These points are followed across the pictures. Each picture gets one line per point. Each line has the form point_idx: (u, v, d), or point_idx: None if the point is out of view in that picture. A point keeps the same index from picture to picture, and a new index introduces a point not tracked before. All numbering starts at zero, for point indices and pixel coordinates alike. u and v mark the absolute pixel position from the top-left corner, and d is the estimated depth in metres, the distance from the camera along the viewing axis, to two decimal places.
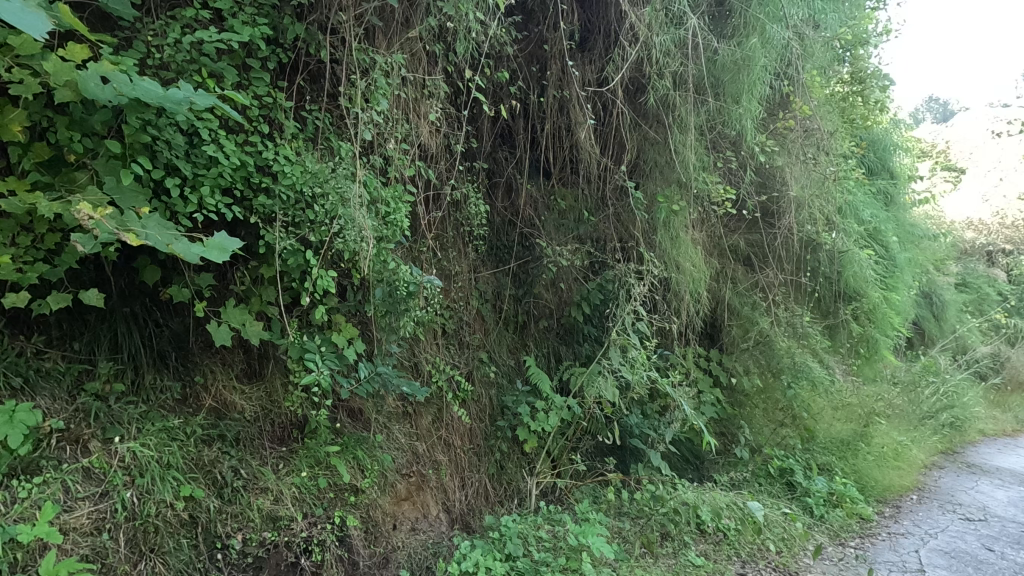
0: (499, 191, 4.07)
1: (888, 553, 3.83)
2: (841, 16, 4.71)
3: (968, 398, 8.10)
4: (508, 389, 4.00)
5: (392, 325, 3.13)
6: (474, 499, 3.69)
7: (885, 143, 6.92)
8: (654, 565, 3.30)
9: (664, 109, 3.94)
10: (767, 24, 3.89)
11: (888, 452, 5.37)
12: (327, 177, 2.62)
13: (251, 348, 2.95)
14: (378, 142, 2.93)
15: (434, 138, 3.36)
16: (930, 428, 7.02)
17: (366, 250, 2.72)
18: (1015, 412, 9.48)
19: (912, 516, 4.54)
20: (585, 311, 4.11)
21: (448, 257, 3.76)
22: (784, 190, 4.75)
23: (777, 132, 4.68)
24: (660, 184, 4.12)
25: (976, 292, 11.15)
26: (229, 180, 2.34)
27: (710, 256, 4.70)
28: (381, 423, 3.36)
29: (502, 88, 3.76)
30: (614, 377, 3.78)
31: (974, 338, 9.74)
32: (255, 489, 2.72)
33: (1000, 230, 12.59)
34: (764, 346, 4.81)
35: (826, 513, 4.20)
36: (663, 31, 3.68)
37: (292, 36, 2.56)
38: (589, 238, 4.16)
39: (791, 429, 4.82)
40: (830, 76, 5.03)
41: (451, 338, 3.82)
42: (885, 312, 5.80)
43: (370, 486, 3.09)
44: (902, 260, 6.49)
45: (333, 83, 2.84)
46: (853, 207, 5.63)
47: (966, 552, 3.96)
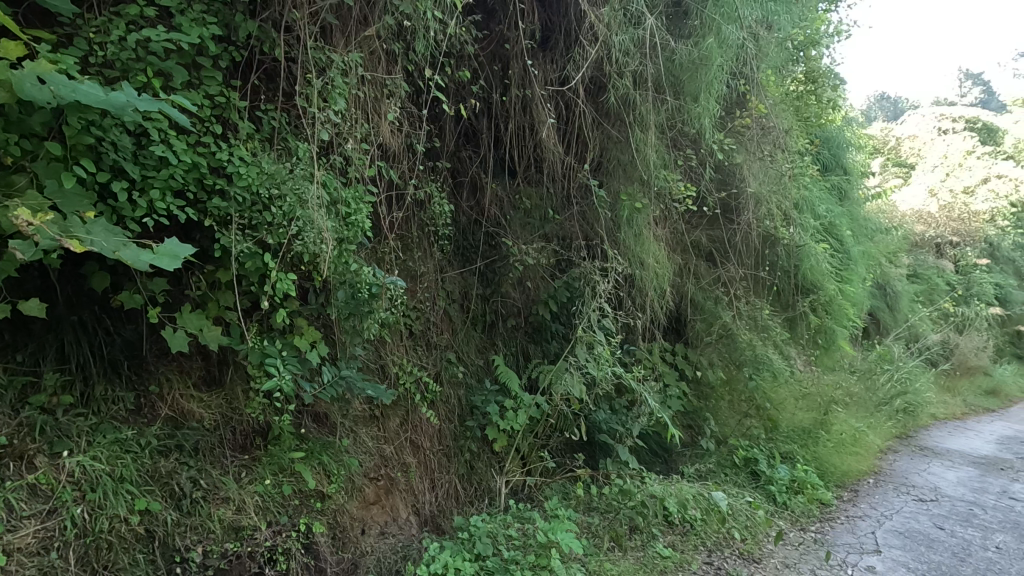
0: (464, 191, 4.06)
1: (846, 536, 3.98)
2: (793, 17, 4.84)
3: (921, 384, 8.48)
4: (476, 389, 3.99)
5: (356, 327, 3.08)
6: (444, 501, 3.67)
7: (838, 140, 7.17)
8: (622, 558, 3.34)
9: (625, 108, 3.99)
10: (723, 25, 3.94)
11: (846, 439, 5.54)
12: (284, 178, 2.56)
13: (210, 354, 2.87)
14: (337, 141, 2.88)
15: (396, 137, 3.33)
16: (885, 414, 7.32)
17: (327, 252, 2.67)
18: (964, 396, 9.95)
19: (869, 499, 4.72)
20: (552, 309, 4.14)
21: (413, 257, 3.73)
22: (743, 186, 4.86)
23: (736, 130, 4.78)
24: (623, 182, 4.16)
25: (926, 283, 11.67)
26: (181, 181, 2.28)
27: (673, 253, 4.78)
28: (348, 427, 3.30)
29: (464, 87, 3.75)
30: (581, 374, 3.82)
31: (925, 327, 10.20)
32: (216, 499, 2.65)
33: (948, 223, 13.12)
34: (727, 339, 4.93)
35: (789, 500, 4.33)
36: (623, 31, 3.72)
37: (244, 33, 2.50)
38: (555, 236, 4.18)
39: (755, 420, 4.95)
40: (784, 75, 5.18)
41: (418, 339, 3.79)
42: (841, 304, 6.01)
43: (337, 492, 3.05)
44: (857, 253, 6.73)
45: (290, 81, 2.78)
46: (809, 202, 5.80)
47: (919, 532, 4.14)
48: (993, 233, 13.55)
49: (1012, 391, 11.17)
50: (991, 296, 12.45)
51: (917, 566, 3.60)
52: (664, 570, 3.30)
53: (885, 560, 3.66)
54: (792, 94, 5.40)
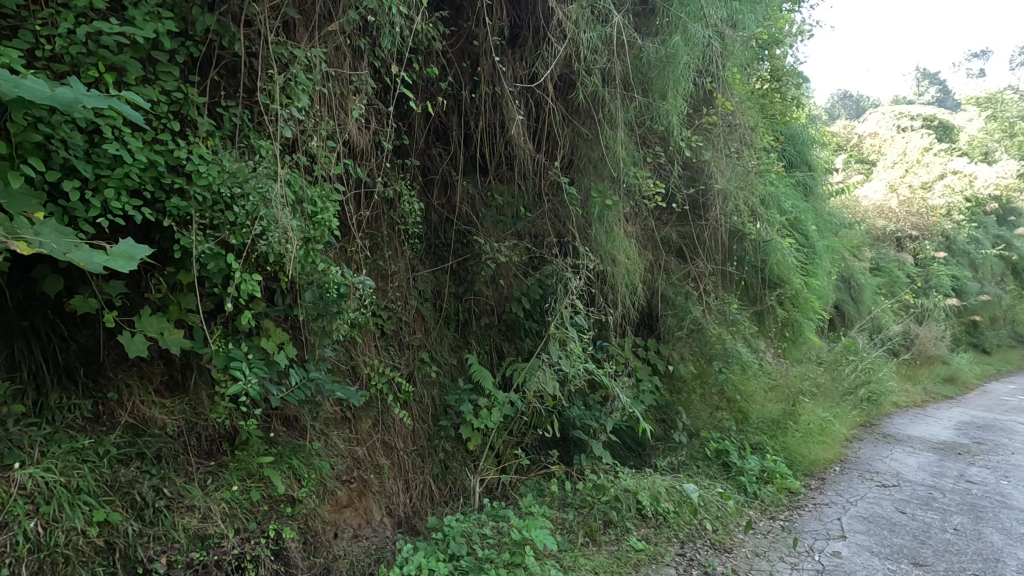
0: (435, 189, 4.04)
1: (813, 523, 4.08)
2: (758, 16, 4.92)
3: (883, 374, 8.76)
4: (450, 388, 3.97)
5: (324, 328, 3.03)
6: (419, 502, 3.65)
7: (802, 137, 7.33)
8: (597, 552, 3.36)
9: (594, 106, 4.00)
10: (688, 24, 3.99)
11: (812, 429, 5.81)
12: (247, 177, 2.50)
13: (173, 359, 2.78)
14: (302, 139, 2.82)
15: (363, 135, 3.28)
16: (850, 403, 7.57)
17: (292, 252, 2.61)
18: (924, 384, 10.34)
19: (835, 486, 4.86)
20: (525, 306, 4.14)
21: (383, 257, 3.68)
22: (710, 183, 4.94)
23: (703, 127, 4.84)
24: (594, 179, 4.17)
25: (889, 275, 12.05)
26: (137, 180, 2.20)
27: (644, 249, 4.82)
28: (318, 430, 3.24)
29: (432, 84, 3.72)
30: (554, 371, 3.83)
31: (887, 319, 10.55)
32: (180, 507, 2.57)
33: (907, 217, 13.57)
34: (697, 333, 5.00)
35: (758, 489, 4.43)
36: (590, 28, 3.73)
37: (202, 27, 2.43)
38: (527, 234, 4.19)
39: (727, 412, 5.14)
40: (749, 74, 5.27)
41: (390, 339, 3.75)
42: (807, 297, 6.06)
43: (308, 496, 2.99)
44: (821, 248, 6.89)
45: (251, 77, 2.71)
46: (775, 198, 5.92)
47: (882, 517, 4.27)
48: (949, 227, 14.09)
49: (969, 378, 11.65)
50: (948, 288, 12.96)
51: (880, 550, 3.71)
52: (638, 563, 3.33)
53: (850, 545, 3.76)
54: (757, 92, 5.50)
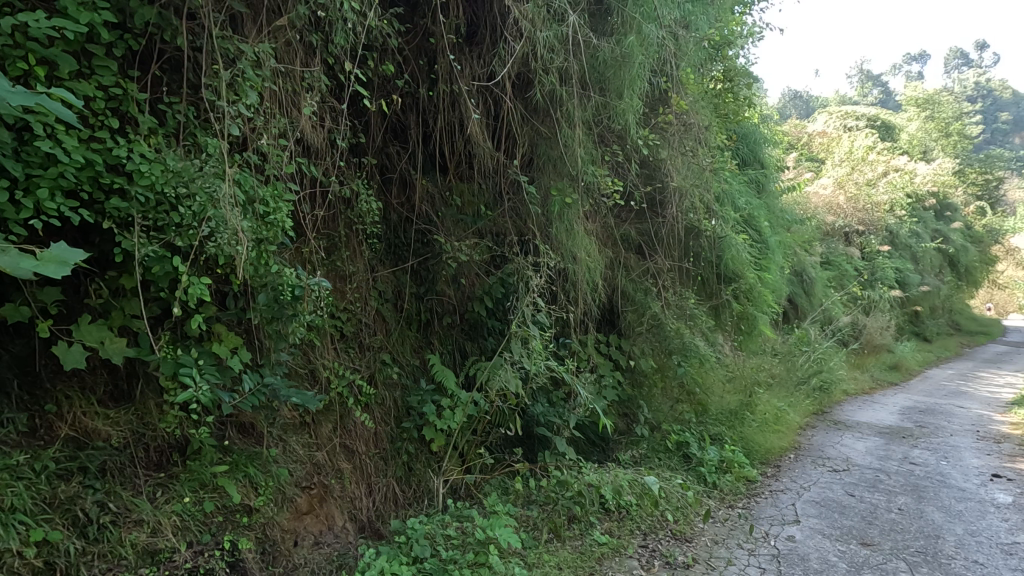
0: (393, 188, 3.98)
1: (769, 509, 4.24)
2: (710, 17, 5.03)
3: (834, 363, 9.16)
4: (412, 389, 3.93)
5: (280, 332, 2.95)
6: (382, 505, 3.60)
7: (754, 136, 7.55)
8: (560, 548, 3.39)
9: (552, 105, 4.01)
10: (643, 24, 4.02)
11: (768, 418, 6.16)
12: (194, 176, 2.40)
13: (118, 367, 2.66)
14: (251, 137, 2.73)
15: (317, 133, 3.21)
16: (803, 392, 7.90)
17: (243, 253, 2.52)
18: (871, 372, 10.89)
19: (790, 473, 5.07)
20: (487, 305, 4.14)
21: (341, 257, 3.61)
22: (666, 180, 5.03)
23: (659, 126, 4.92)
24: (553, 177, 4.17)
25: (838, 269, 12.56)
26: (73, 180, 2.09)
27: (604, 247, 4.87)
28: (276, 436, 3.16)
29: (389, 81, 3.66)
30: (516, 369, 3.83)
31: (837, 310, 11.03)
32: (128, 522, 2.47)
33: (855, 213, 14.17)
34: (656, 328, 5.09)
35: (717, 479, 4.58)
36: (547, 27, 3.72)
37: (141, 19, 2.31)
38: (488, 233, 4.19)
39: (687, 404, 5.37)
40: (702, 74, 5.37)
41: (350, 341, 3.68)
42: (760, 291, 6.22)
43: (265, 504, 2.91)
44: (774, 243, 7.12)
45: (196, 72, 2.60)
46: (729, 195, 6.07)
47: (833, 500, 4.46)
48: (892, 221, 14.80)
49: (911, 364, 12.32)
50: (892, 280, 13.66)
51: (831, 532, 3.87)
52: (601, 556, 3.37)
53: (803, 529, 3.91)
54: (710, 92, 5.63)
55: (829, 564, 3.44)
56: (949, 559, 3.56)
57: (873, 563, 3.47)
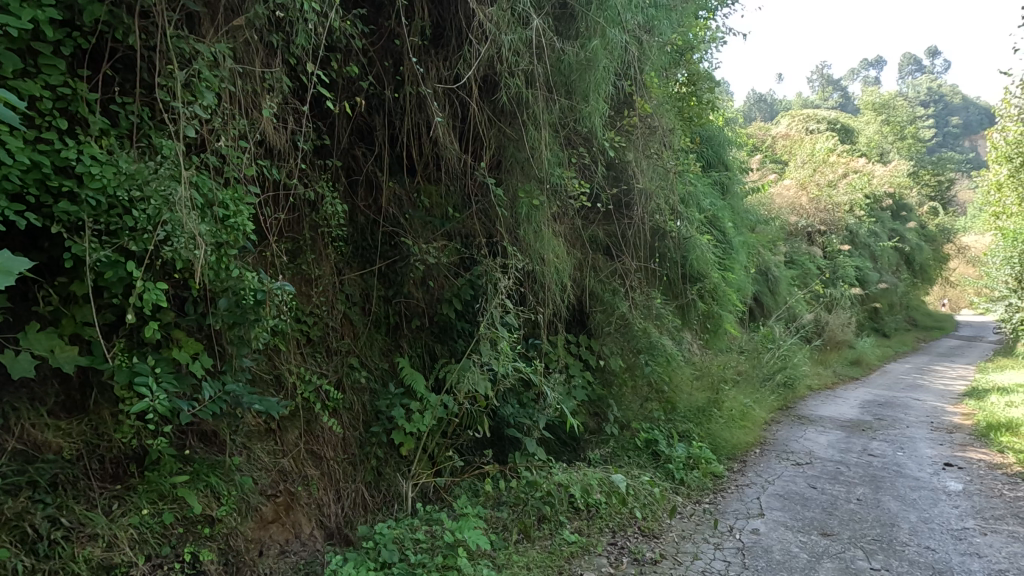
0: (360, 190, 3.94)
1: (735, 504, 4.35)
2: (673, 22, 5.13)
3: (798, 359, 9.44)
4: (381, 393, 3.90)
5: (242, 337, 2.88)
6: (351, 511, 3.56)
7: (718, 138, 7.71)
8: (530, 548, 3.41)
9: (519, 107, 4.01)
10: (607, 28, 4.07)
11: (735, 414, 6.34)
12: (148, 178, 2.32)
13: (70, 377, 2.56)
14: (209, 138, 2.67)
15: (279, 135, 3.16)
16: (769, 388, 8.14)
17: (202, 258, 2.45)
18: (833, 367, 11.31)
19: (755, 468, 5.22)
20: (456, 308, 4.13)
21: (306, 260, 3.55)
22: (632, 183, 5.10)
23: (624, 128, 4.98)
24: (521, 180, 4.19)
25: (803, 267, 12.92)
26: (19, 183, 2.02)
27: (573, 248, 4.89)
28: (240, 444, 3.09)
29: (353, 83, 3.62)
30: (485, 370, 3.83)
31: (801, 307, 11.35)
32: (82, 537, 2.39)
33: (817, 213, 14.60)
34: (625, 328, 5.14)
35: (685, 475, 4.70)
36: (511, 31, 3.71)
37: (89, 17, 2.24)
38: (456, 235, 4.18)
39: (655, 402, 5.45)
40: (666, 77, 5.47)
41: (317, 345, 3.63)
42: (725, 290, 6.37)
43: (228, 514, 2.84)
44: (738, 243, 7.29)
45: (150, 72, 2.51)
46: (694, 197, 6.20)
47: (797, 493, 4.60)
48: (852, 221, 15.29)
49: (870, 359, 12.84)
50: (852, 278, 14.16)
51: (794, 524, 3.98)
52: (570, 555, 3.40)
53: (767, 522, 4.02)
54: (674, 96, 5.73)
55: (791, 555, 3.54)
56: (903, 545, 3.70)
57: (833, 552, 3.58)
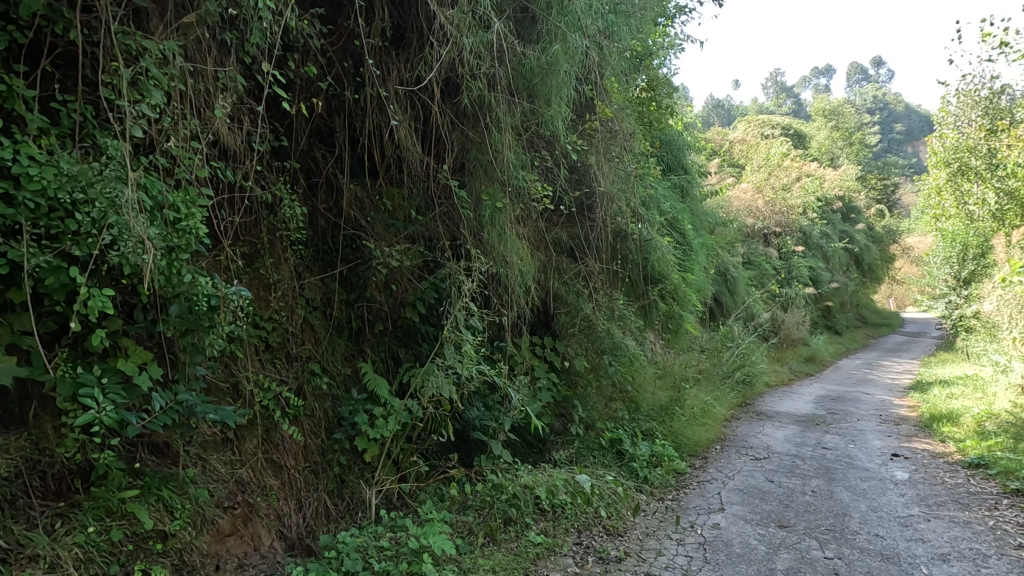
0: (319, 192, 3.87)
1: (697, 499, 4.45)
2: (632, 29, 5.22)
3: (756, 356, 9.75)
4: (344, 399, 3.83)
5: (196, 345, 2.78)
6: (313, 521, 3.48)
7: (678, 142, 7.90)
8: (496, 551, 3.40)
9: (481, 110, 4.01)
10: (567, 33, 4.11)
11: (696, 412, 6.52)
12: (92, 180, 2.22)
13: (8, 390, 2.39)
14: (158, 139, 2.57)
15: (233, 136, 3.07)
16: (728, 386, 8.39)
17: (151, 262, 2.36)
18: (788, 365, 11.74)
19: (716, 464, 5.37)
20: (420, 311, 4.10)
21: (264, 265, 3.45)
22: (595, 186, 5.17)
23: (586, 132, 5.05)
24: (484, 182, 4.18)
25: (760, 268, 13.36)
26: None
27: (537, 250, 4.92)
28: (194, 455, 2.98)
29: (312, 83, 3.55)
30: (449, 374, 3.80)
31: (759, 307, 11.73)
32: (21, 559, 2.26)
33: (773, 215, 15.12)
34: (588, 329, 5.20)
35: (649, 473, 4.80)
36: (472, 34, 3.70)
37: (26, 11, 2.13)
38: (419, 237, 4.15)
39: (619, 402, 5.50)
40: (626, 82, 5.57)
41: (276, 351, 3.54)
42: (685, 291, 6.52)
43: (181, 529, 2.74)
44: (697, 245, 7.47)
45: (93, 69, 2.40)
46: (654, 200, 6.33)
47: (755, 487, 4.75)
48: (806, 223, 15.89)
49: (823, 356, 13.39)
50: (805, 278, 14.74)
51: (752, 517, 4.10)
52: (536, 557, 3.42)
53: (727, 516, 4.12)
54: (634, 101, 5.84)
55: (750, 547, 3.64)
56: (854, 533, 3.86)
57: (789, 543, 3.70)
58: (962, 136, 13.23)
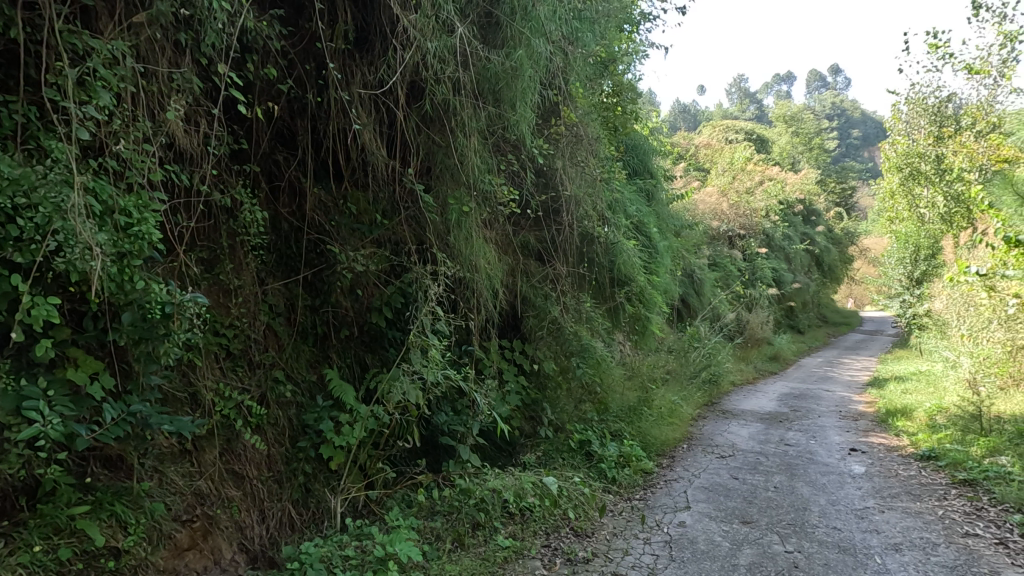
0: (282, 196, 3.80)
1: (664, 498, 4.53)
2: (596, 35, 5.28)
3: (722, 356, 9.99)
4: (308, 406, 3.76)
5: (150, 354, 2.68)
6: (277, 531, 3.40)
7: (643, 147, 8.03)
8: (464, 556, 3.39)
9: (446, 114, 3.99)
10: (531, 39, 4.12)
11: (663, 412, 6.65)
12: (35, 183, 2.13)
13: None
14: (108, 141, 2.49)
15: (189, 138, 2.99)
16: (695, 385, 8.57)
17: (100, 269, 2.27)
18: (753, 363, 12.06)
19: (683, 462, 5.47)
20: (387, 316, 4.06)
21: (224, 270, 3.37)
22: (561, 190, 5.21)
23: (552, 136, 5.09)
24: (450, 186, 4.17)
25: (725, 270, 13.69)
26: None
27: (504, 254, 4.93)
28: (150, 467, 2.88)
29: (272, 86, 3.49)
30: (415, 379, 3.77)
31: (724, 308, 12.01)
32: None
33: (737, 218, 15.51)
34: (556, 332, 5.23)
35: (617, 473, 4.87)
36: (436, 38, 3.68)
37: None
38: (386, 242, 4.11)
39: (589, 403, 5.54)
40: (591, 88, 5.63)
41: (238, 359, 3.46)
42: (651, 293, 6.61)
43: (136, 545, 2.64)
44: (663, 247, 7.59)
45: (38, 68, 2.31)
46: (621, 204, 6.41)
47: (720, 484, 4.85)
48: (769, 225, 16.35)
49: (787, 355, 13.80)
50: (768, 279, 15.19)
51: (716, 514, 4.19)
52: (504, 560, 3.42)
53: (693, 514, 4.20)
54: (599, 106, 5.90)
55: (715, 544, 3.72)
56: (814, 527, 3.98)
57: (751, 538, 3.79)
58: (913, 143, 13.86)
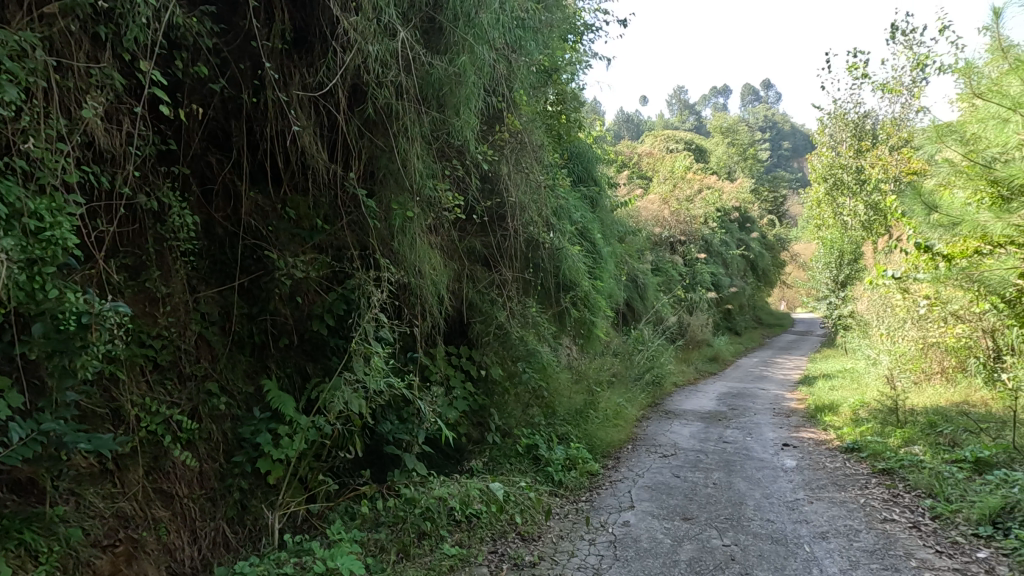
0: (216, 200, 3.65)
1: (609, 499, 4.62)
2: (540, 44, 5.34)
3: (665, 358, 10.33)
4: (245, 419, 3.60)
5: (66, 367, 2.49)
6: (210, 552, 3.24)
7: (587, 155, 8.21)
8: (409, 567, 3.34)
9: (388, 118, 3.94)
10: (475, 45, 4.09)
11: (609, 414, 6.80)
12: None
13: None
14: (15, 139, 2.31)
15: (110, 137, 2.82)
16: (640, 387, 8.81)
17: (5, 276, 2.10)
18: (694, 365, 12.51)
19: (627, 463, 5.60)
20: (329, 324, 3.95)
21: (151, 277, 3.19)
22: (507, 196, 5.24)
23: (496, 143, 5.10)
24: (394, 192, 4.11)
25: (666, 275, 14.18)
26: None
27: (450, 259, 4.89)
28: (66, 490, 2.67)
29: (203, 85, 3.34)
30: (357, 388, 3.68)
31: (667, 311, 12.42)
32: None
33: (679, 224, 16.09)
34: (503, 338, 5.24)
35: (563, 476, 4.96)
36: (377, 41, 3.62)
37: None
38: (328, 247, 4.00)
39: (536, 407, 5.59)
40: (535, 95, 5.70)
41: (166, 371, 3.28)
42: (596, 298, 6.73)
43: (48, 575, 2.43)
44: (607, 253, 7.76)
45: None
46: (565, 210, 6.52)
47: (662, 483, 4.99)
48: (707, 232, 17.05)
49: (725, 356, 14.41)
50: (707, 283, 15.84)
51: (659, 512, 4.31)
52: (450, 569, 3.40)
53: (636, 513, 4.30)
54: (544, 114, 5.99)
55: (657, 542, 3.82)
56: (749, 520, 4.15)
57: (691, 534, 3.91)
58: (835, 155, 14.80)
